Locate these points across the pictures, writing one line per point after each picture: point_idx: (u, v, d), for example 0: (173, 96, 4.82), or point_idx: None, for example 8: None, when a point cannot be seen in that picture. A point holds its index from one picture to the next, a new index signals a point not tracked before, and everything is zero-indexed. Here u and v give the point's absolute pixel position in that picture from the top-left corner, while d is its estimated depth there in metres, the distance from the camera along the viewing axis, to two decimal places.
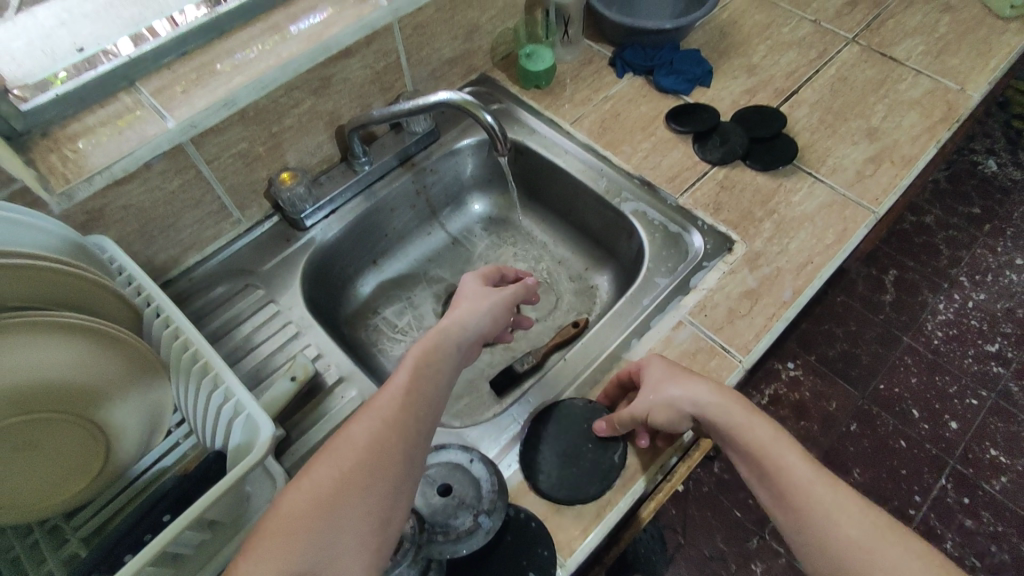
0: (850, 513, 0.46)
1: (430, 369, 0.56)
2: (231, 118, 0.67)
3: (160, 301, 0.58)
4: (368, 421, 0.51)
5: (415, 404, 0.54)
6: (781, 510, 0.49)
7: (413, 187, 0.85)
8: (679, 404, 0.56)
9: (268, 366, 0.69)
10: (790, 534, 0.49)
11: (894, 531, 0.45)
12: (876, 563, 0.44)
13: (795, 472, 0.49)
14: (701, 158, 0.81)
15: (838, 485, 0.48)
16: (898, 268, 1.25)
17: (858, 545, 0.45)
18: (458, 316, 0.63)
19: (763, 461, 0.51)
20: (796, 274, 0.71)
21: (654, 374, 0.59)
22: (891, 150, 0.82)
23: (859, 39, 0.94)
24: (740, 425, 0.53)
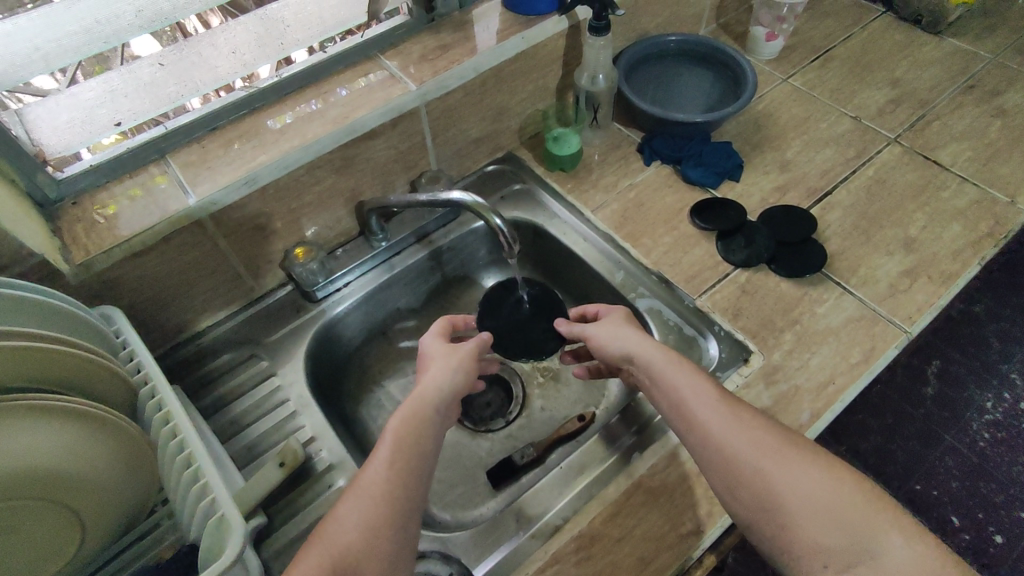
0: (746, 430, 0.53)
1: (411, 439, 0.56)
2: (252, 195, 0.69)
3: (156, 381, 0.58)
4: (356, 501, 0.53)
5: (400, 476, 0.54)
6: (689, 428, 0.55)
7: (429, 263, 0.85)
8: (620, 342, 0.63)
9: (261, 444, 0.68)
10: (694, 445, 0.55)
11: (777, 440, 0.53)
12: (764, 468, 0.51)
13: (705, 403, 0.56)
14: (724, 258, 0.79)
15: (737, 406, 0.55)
16: (941, 359, 1.15)
17: (750, 455, 0.52)
18: (431, 380, 0.61)
19: (681, 396, 0.57)
20: (815, 394, 0.67)
21: (611, 315, 0.67)
22: (929, 263, 0.77)
23: (901, 140, 0.91)
24: (668, 369, 0.59)
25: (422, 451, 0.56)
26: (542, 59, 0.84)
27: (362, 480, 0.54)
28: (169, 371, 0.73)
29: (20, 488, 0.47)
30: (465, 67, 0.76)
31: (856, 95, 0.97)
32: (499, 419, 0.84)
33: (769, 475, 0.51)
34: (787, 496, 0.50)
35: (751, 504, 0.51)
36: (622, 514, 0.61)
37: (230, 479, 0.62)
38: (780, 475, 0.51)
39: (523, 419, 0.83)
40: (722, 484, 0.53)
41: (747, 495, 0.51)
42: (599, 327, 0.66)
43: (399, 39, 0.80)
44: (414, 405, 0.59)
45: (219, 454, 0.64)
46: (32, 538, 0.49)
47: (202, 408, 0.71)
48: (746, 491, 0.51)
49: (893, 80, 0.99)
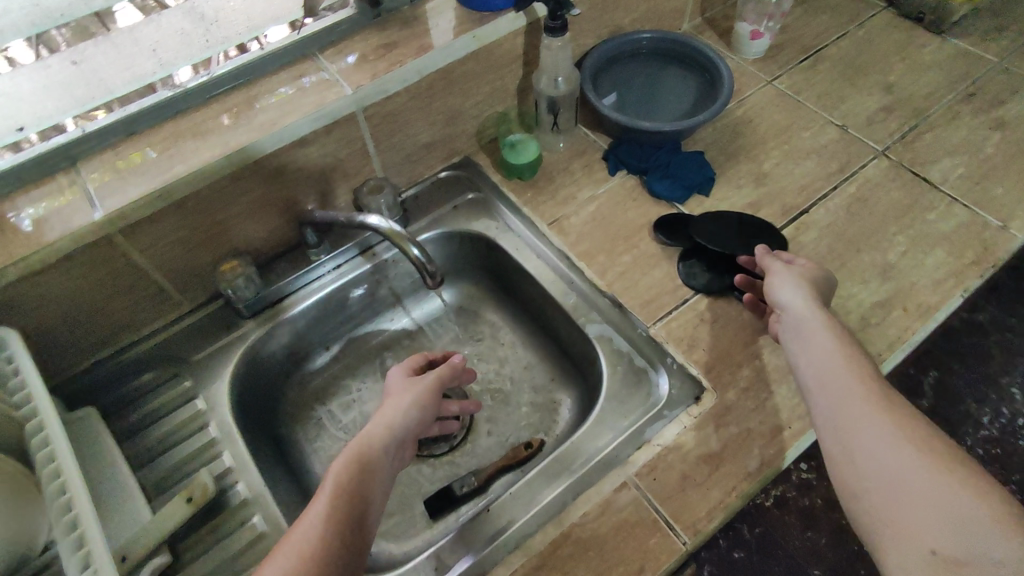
0: (865, 396, 0.51)
1: (356, 485, 0.53)
2: (167, 209, 0.64)
3: (44, 416, 0.54)
4: (284, 557, 0.47)
5: (336, 529, 0.49)
6: (823, 393, 0.53)
7: (374, 277, 0.80)
8: (795, 293, 0.60)
9: (176, 472, 0.64)
10: (822, 404, 0.53)
11: (921, 440, 0.47)
12: (870, 440, 0.48)
13: (845, 384, 0.52)
14: (684, 282, 0.73)
15: (892, 399, 0.50)
16: None
17: (858, 418, 0.50)
18: (383, 418, 0.61)
19: (819, 359, 0.55)
20: (769, 439, 0.62)
21: (802, 268, 0.63)
22: (907, 294, 0.71)
23: (889, 153, 0.84)
24: (823, 330, 0.57)
25: (364, 502, 0.52)
26: (498, 59, 0.78)
27: (295, 535, 0.49)
28: (85, 391, 0.69)
29: None
30: (408, 70, 0.70)
31: (845, 101, 0.90)
32: (442, 443, 0.78)
33: (886, 458, 0.47)
34: (887, 465, 0.47)
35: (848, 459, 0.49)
36: (547, 568, 0.57)
37: (133, 517, 0.58)
38: (898, 464, 0.46)
39: (467, 445, 0.78)
40: (834, 449, 0.51)
41: (855, 467, 0.48)
42: (785, 270, 0.63)
43: (342, 35, 0.74)
44: (362, 444, 0.57)
45: (127, 486, 0.61)
46: None
47: (120, 432, 0.67)
48: (854, 462, 0.48)
49: (888, 85, 0.91)
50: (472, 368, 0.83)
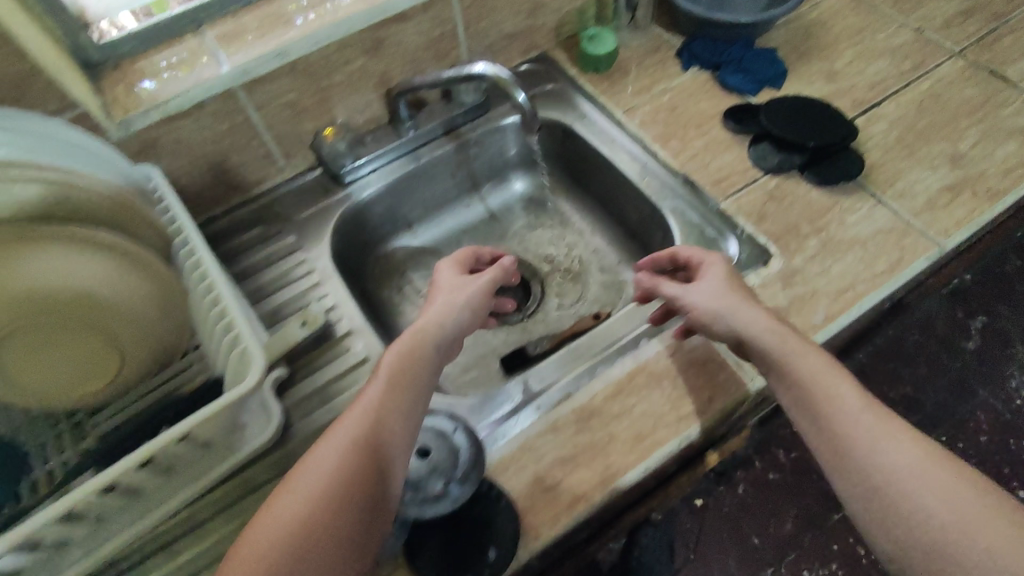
0: (853, 393, 0.51)
1: (400, 385, 0.56)
2: (283, 69, 0.70)
3: (185, 229, 0.61)
4: (332, 448, 0.51)
5: (380, 426, 0.53)
6: (808, 416, 0.52)
7: (456, 158, 0.86)
8: (729, 314, 0.58)
9: (287, 308, 0.72)
10: (828, 452, 0.50)
11: (943, 470, 0.45)
12: (872, 456, 0.47)
13: (832, 399, 0.51)
14: (755, 164, 0.77)
15: (892, 422, 0.48)
16: (987, 312, 1.21)
17: (852, 433, 0.48)
18: (433, 317, 0.64)
19: (789, 371, 0.53)
20: (833, 298, 0.66)
21: (714, 270, 0.62)
22: (976, 179, 0.73)
23: (965, 54, 0.84)
24: (784, 345, 0.54)
25: (411, 394, 0.56)
26: None
27: (342, 430, 0.52)
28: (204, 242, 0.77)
29: (64, 305, 0.53)
30: None
31: (922, 7, 0.90)
32: (516, 312, 0.85)
33: (921, 509, 0.43)
34: (899, 478, 0.45)
35: (850, 477, 0.47)
36: (622, 394, 0.63)
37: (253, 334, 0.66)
38: (936, 514, 0.43)
39: (539, 315, 0.85)
40: (860, 510, 0.47)
41: (891, 528, 0.44)
42: (700, 287, 0.61)
43: None
44: (410, 342, 0.60)
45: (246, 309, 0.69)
46: (78, 354, 0.55)
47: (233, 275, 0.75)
48: (887, 527, 0.45)
49: None
50: (544, 250, 0.91)
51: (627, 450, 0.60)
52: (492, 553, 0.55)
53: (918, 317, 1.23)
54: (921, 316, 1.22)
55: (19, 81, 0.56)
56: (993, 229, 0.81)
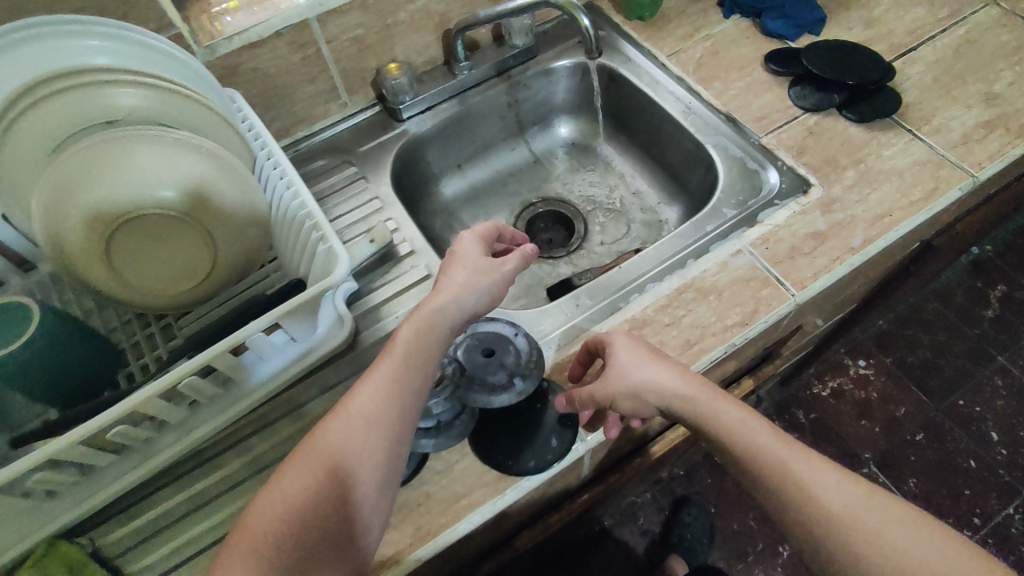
0: (784, 445, 0.50)
1: (415, 360, 0.54)
2: (354, 3, 0.74)
3: (271, 145, 0.66)
4: (342, 426, 0.50)
5: (391, 402, 0.52)
6: (740, 446, 0.51)
7: (506, 99, 0.90)
8: (647, 379, 0.56)
9: (351, 231, 0.76)
10: (769, 510, 0.50)
11: (874, 502, 0.47)
12: (815, 492, 0.47)
13: (770, 449, 0.50)
14: (795, 103, 0.81)
15: (814, 458, 0.50)
16: (1008, 284, 1.41)
17: (785, 461, 0.49)
18: (453, 293, 0.57)
19: (710, 404, 0.54)
20: (870, 223, 0.70)
21: (614, 358, 0.58)
22: (1010, 117, 0.77)
23: (1000, 2, 0.87)
24: (710, 399, 0.54)
25: (425, 371, 0.54)
26: None
27: (353, 404, 0.52)
28: None
29: (168, 200, 0.57)
30: None
31: None
32: (561, 249, 0.90)
33: (869, 547, 0.45)
34: (839, 515, 0.46)
35: (791, 506, 0.48)
36: (671, 306, 0.67)
37: None
38: (884, 554, 0.44)
39: (583, 251, 0.89)
40: (813, 558, 0.47)
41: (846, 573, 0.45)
42: (620, 359, 0.58)
43: None
44: (428, 319, 0.55)
45: None
46: (174, 253, 0.59)
47: None
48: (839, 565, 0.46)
49: None
50: (587, 191, 0.95)
51: (678, 355, 0.63)
52: (553, 441, 0.61)
53: (939, 289, 1.43)
54: (941, 288, 1.43)
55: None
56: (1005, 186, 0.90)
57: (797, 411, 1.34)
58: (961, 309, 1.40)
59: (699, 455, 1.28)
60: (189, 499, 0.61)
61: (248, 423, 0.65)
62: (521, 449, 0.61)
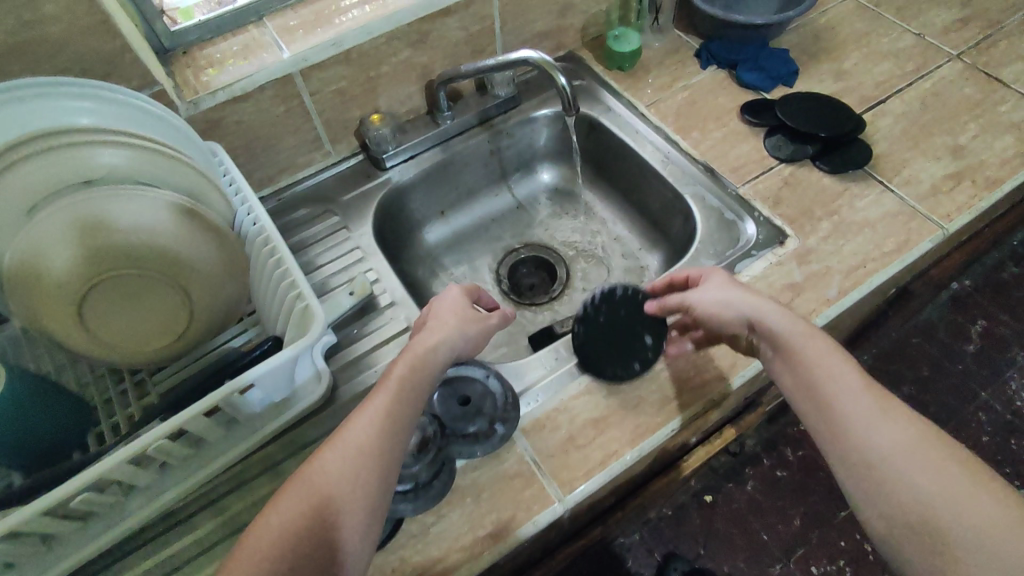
0: (859, 392, 0.50)
1: (410, 388, 0.54)
2: (337, 58, 0.75)
3: (251, 200, 0.66)
4: (340, 451, 0.49)
5: (386, 429, 0.51)
6: (805, 376, 0.53)
7: (488, 147, 0.91)
8: (733, 304, 0.59)
9: (332, 282, 0.76)
10: (820, 432, 0.51)
11: (935, 448, 0.46)
12: (867, 430, 0.48)
13: (837, 382, 0.51)
14: (771, 154, 0.82)
15: (887, 403, 0.49)
16: (989, 319, 1.43)
17: (843, 396, 0.50)
18: (445, 334, 0.59)
19: (790, 338, 0.55)
20: (845, 275, 0.71)
21: (716, 280, 0.62)
22: (975, 169, 0.79)
23: (963, 57, 0.91)
24: (796, 332, 0.55)
25: (413, 409, 0.53)
26: None
27: (349, 430, 0.50)
28: None
29: (144, 259, 0.57)
30: None
31: (922, 14, 0.97)
32: (543, 295, 0.91)
33: (911, 483, 0.45)
34: (886, 453, 0.46)
35: (839, 437, 0.49)
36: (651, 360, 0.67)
37: None
38: (926, 490, 0.44)
39: (565, 297, 0.90)
40: (852, 485, 0.48)
41: (880, 501, 0.46)
42: (711, 288, 0.62)
43: None
44: (422, 356, 0.56)
45: None
46: (148, 311, 0.59)
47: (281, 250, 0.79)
48: (876, 494, 0.46)
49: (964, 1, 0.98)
50: (569, 237, 0.96)
51: (657, 410, 0.63)
52: (649, 338, 0.67)
53: (922, 324, 1.45)
54: (924, 323, 1.44)
55: (109, 58, 0.60)
56: (987, 225, 0.91)
57: (785, 448, 1.30)
58: (944, 344, 1.42)
59: (688, 495, 1.26)
60: (162, 564, 0.59)
61: (226, 480, 0.64)
62: (622, 357, 0.66)
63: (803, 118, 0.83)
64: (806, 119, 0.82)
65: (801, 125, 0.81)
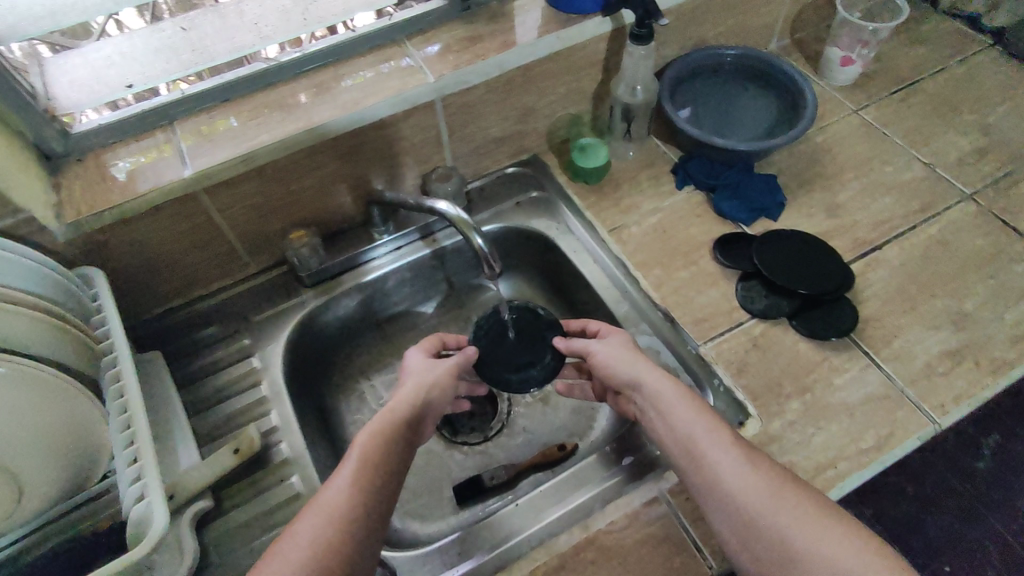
0: (753, 479, 0.51)
1: (384, 449, 0.54)
2: (249, 173, 0.67)
3: (119, 350, 0.58)
4: (315, 516, 0.49)
5: (366, 491, 0.51)
6: (690, 456, 0.54)
7: (431, 262, 0.82)
8: (627, 368, 0.60)
9: (226, 425, 0.68)
10: (699, 488, 0.53)
11: (791, 489, 0.50)
12: (764, 517, 0.49)
13: (719, 457, 0.53)
14: (742, 305, 0.72)
15: (771, 473, 0.52)
16: None
17: (728, 478, 0.52)
18: (407, 393, 0.59)
19: (681, 421, 0.56)
20: (810, 476, 0.60)
21: (614, 337, 0.64)
22: (980, 346, 0.67)
23: (977, 197, 0.79)
24: (676, 410, 0.56)
25: (390, 478, 0.53)
26: (579, 62, 0.78)
27: (325, 496, 0.51)
28: (155, 336, 0.74)
29: None
30: (490, 64, 0.72)
31: (935, 139, 0.86)
32: (477, 433, 0.80)
33: (779, 524, 0.49)
34: (778, 531, 0.49)
35: (738, 521, 0.50)
36: (567, 569, 0.57)
37: (184, 459, 0.62)
38: (789, 526, 0.49)
39: (502, 438, 0.80)
40: (726, 527, 0.51)
41: (754, 545, 0.49)
42: (604, 347, 0.63)
43: (429, 25, 0.76)
44: (393, 414, 0.56)
45: (179, 425, 0.65)
46: None
47: (181, 377, 0.71)
48: (750, 538, 0.50)
49: (984, 126, 0.86)
50: None
51: None
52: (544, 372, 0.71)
53: None
54: None
55: None
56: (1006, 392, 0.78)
57: None
58: None
59: None
60: None
61: None
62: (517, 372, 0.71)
63: (780, 266, 0.72)
64: (783, 269, 0.71)
65: (778, 278, 0.70)
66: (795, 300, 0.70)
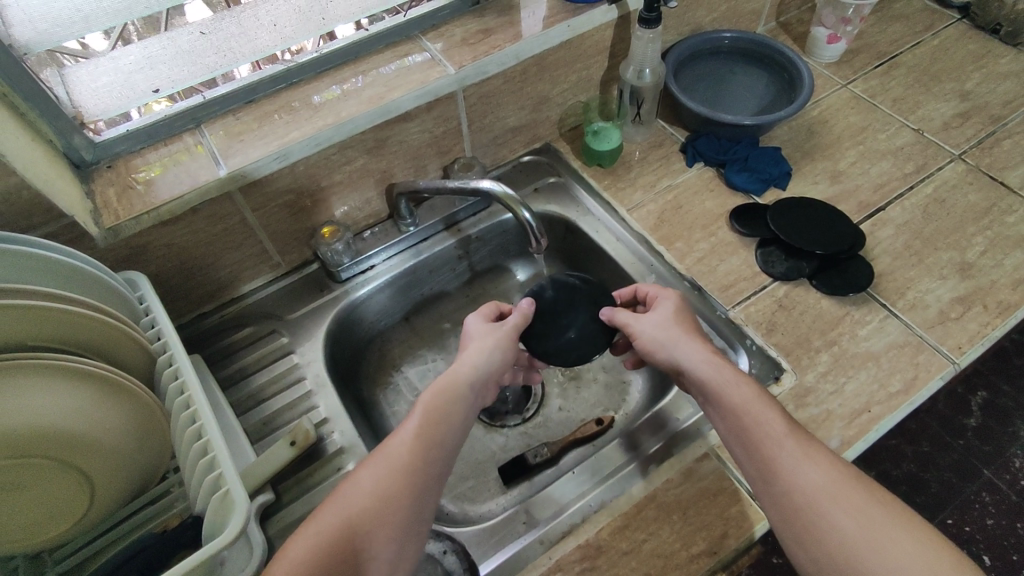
0: (813, 471, 0.50)
1: (442, 417, 0.54)
2: (282, 171, 0.68)
3: (174, 350, 0.58)
4: (374, 468, 0.51)
5: (420, 452, 0.52)
6: (744, 436, 0.53)
7: (457, 252, 0.84)
8: (673, 348, 0.59)
9: (275, 422, 0.68)
10: (752, 472, 0.53)
11: (858, 492, 0.49)
12: (826, 514, 0.48)
13: (777, 433, 0.52)
14: (763, 270, 0.75)
15: (833, 468, 0.50)
16: None
17: (784, 462, 0.51)
18: (467, 360, 0.58)
19: (736, 397, 0.54)
20: (848, 421, 0.64)
21: (663, 305, 0.63)
22: (986, 291, 0.72)
23: (965, 157, 0.85)
24: (728, 381, 0.55)
25: (443, 447, 0.53)
26: (587, 49, 0.81)
27: (383, 451, 0.52)
28: (192, 341, 0.74)
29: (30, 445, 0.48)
30: (507, 53, 0.74)
31: (920, 106, 0.91)
32: (515, 415, 0.82)
33: (839, 523, 0.47)
34: (841, 533, 0.47)
35: (793, 515, 0.49)
36: (631, 528, 0.60)
37: (241, 456, 0.63)
38: (851, 527, 0.47)
39: (539, 418, 0.82)
40: (778, 514, 0.50)
41: (802, 535, 0.49)
42: (653, 321, 0.62)
43: (441, 21, 0.78)
44: (448, 381, 0.56)
45: (230, 423, 0.65)
46: (43, 498, 0.50)
47: (223, 379, 0.71)
48: (800, 525, 0.49)
49: (963, 92, 0.92)
50: None
51: None
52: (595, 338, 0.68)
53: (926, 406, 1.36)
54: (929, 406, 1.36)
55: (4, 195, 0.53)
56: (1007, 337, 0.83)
57: None
58: None
59: None
60: None
61: None
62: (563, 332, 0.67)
63: (796, 228, 0.76)
64: (800, 231, 0.75)
65: (796, 239, 0.74)
66: (811, 261, 0.74)
